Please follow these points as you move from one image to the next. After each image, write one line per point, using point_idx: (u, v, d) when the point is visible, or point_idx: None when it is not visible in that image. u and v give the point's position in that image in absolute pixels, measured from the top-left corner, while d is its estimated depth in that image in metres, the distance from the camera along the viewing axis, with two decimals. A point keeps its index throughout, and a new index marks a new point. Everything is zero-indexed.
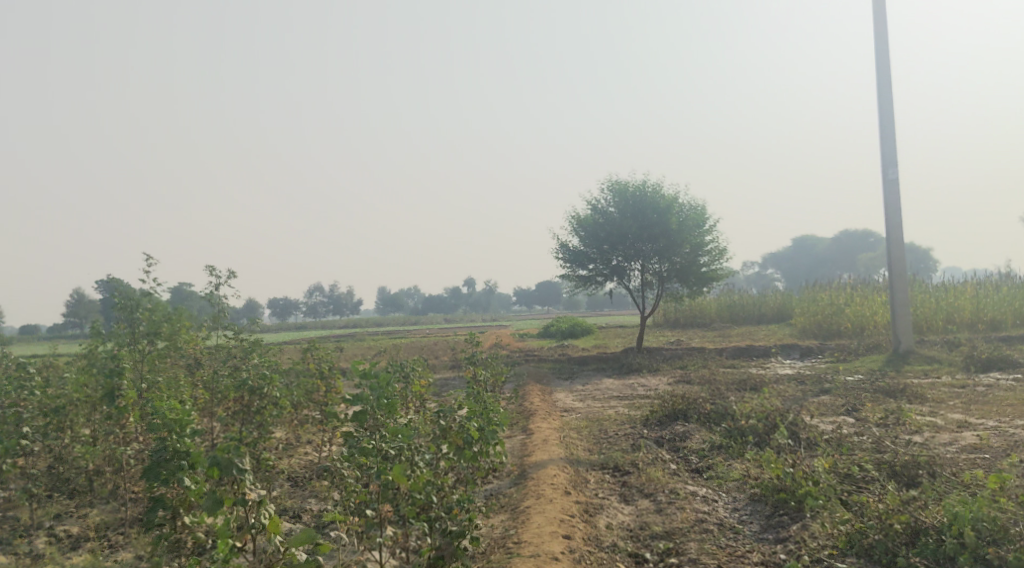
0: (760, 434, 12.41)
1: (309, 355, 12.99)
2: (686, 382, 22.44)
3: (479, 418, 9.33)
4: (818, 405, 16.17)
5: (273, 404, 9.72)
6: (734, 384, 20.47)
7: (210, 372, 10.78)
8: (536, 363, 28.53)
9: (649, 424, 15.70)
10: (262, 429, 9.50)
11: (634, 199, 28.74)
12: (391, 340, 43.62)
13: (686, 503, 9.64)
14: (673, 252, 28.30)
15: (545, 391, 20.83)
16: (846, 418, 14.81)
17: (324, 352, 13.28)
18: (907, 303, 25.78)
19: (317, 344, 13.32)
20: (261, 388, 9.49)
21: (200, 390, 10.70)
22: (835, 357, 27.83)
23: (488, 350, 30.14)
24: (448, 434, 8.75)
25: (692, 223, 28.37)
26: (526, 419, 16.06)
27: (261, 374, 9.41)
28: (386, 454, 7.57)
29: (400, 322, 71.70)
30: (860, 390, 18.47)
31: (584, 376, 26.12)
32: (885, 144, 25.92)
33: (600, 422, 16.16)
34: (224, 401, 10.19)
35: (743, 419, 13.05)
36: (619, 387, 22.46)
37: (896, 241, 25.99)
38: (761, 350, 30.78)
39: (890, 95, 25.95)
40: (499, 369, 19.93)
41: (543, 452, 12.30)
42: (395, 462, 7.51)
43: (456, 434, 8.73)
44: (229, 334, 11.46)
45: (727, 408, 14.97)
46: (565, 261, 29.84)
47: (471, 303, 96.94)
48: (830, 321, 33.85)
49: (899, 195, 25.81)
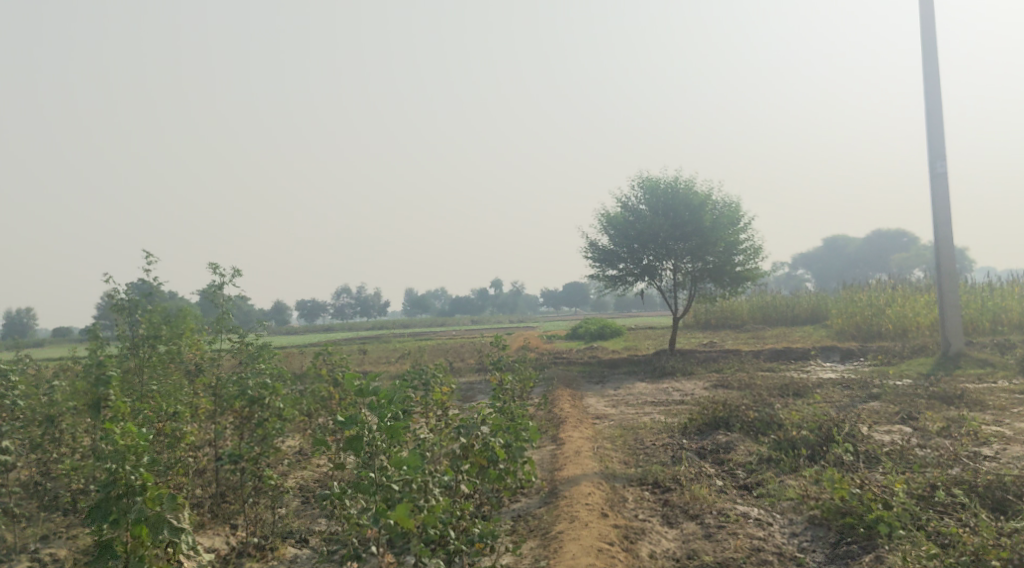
0: (815, 447, 11.33)
1: (321, 359, 12.38)
2: (723, 386, 21.33)
3: (505, 433, 8.38)
4: (870, 413, 15.03)
5: (277, 416, 8.79)
6: (776, 389, 19.34)
7: (213, 378, 9.81)
8: (565, 366, 27.52)
9: (687, 433, 14.66)
10: (267, 447, 8.53)
11: (666, 196, 27.64)
12: (415, 342, 42.84)
13: (739, 528, 8.57)
14: (706, 250, 27.16)
15: (575, 396, 19.81)
16: (903, 427, 13.67)
17: (338, 357, 12.47)
18: (956, 303, 24.44)
19: (331, 347, 12.66)
20: (263, 398, 8.59)
21: (201, 397, 9.78)
22: (879, 360, 26.54)
23: (514, 353, 29.17)
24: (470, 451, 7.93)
25: (726, 220, 27.20)
26: (556, 427, 15.09)
27: (262, 383, 8.51)
28: (389, 492, 6.64)
29: (426, 324, 71.10)
30: (913, 396, 17.28)
31: (615, 379, 25.08)
32: (933, 136, 24.59)
33: (636, 430, 15.13)
34: (228, 410, 9.25)
35: (793, 430, 11.92)
36: (652, 392, 21.39)
37: (945, 238, 24.65)
38: (799, 352, 29.54)
39: (938, 84, 24.63)
40: (526, 373, 18.98)
41: (576, 466, 11.31)
42: (400, 501, 6.59)
43: (479, 452, 7.96)
44: (234, 338, 10.49)
45: (773, 417, 13.88)
46: (594, 260, 28.80)
47: (498, 305, 96.16)
48: (870, 322, 32.48)
49: (947, 190, 24.47)
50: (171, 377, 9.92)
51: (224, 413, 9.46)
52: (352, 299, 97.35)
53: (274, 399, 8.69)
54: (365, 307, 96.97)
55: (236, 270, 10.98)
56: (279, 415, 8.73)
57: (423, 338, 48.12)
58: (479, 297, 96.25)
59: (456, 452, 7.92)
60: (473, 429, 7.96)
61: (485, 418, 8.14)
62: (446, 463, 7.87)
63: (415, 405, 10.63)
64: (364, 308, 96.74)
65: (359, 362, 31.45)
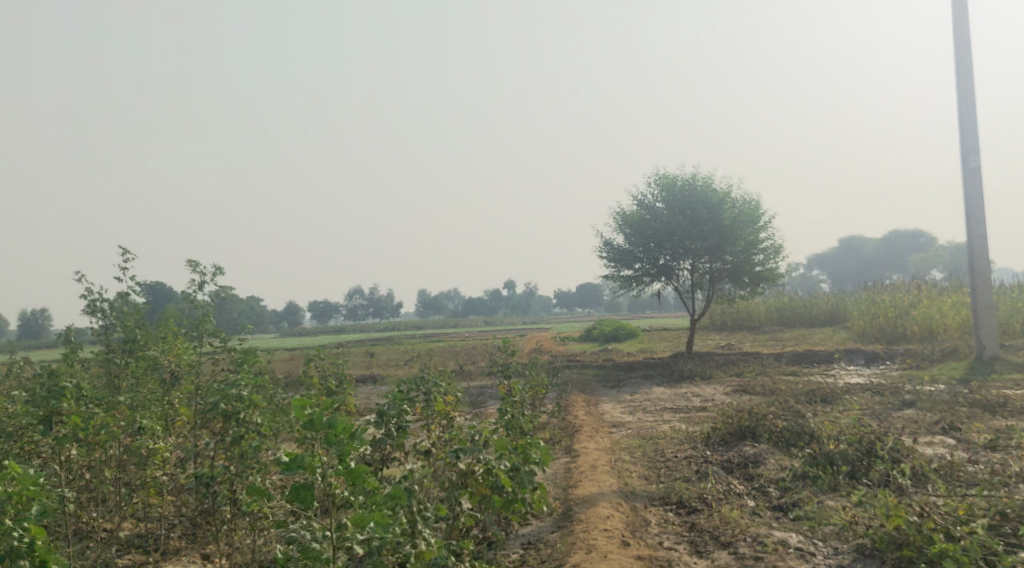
0: (857, 464, 10.28)
1: (311, 366, 11.50)
2: (745, 392, 20.30)
3: (513, 454, 7.47)
4: (908, 422, 13.97)
5: (256, 432, 7.80)
6: (802, 396, 18.26)
7: (192, 388, 8.87)
8: (580, 370, 26.52)
9: (711, 444, 13.66)
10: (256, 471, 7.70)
11: (683, 194, 26.60)
12: (425, 344, 41.90)
13: (779, 560, 7.62)
14: (725, 250, 26.11)
15: (589, 402, 18.82)
16: (947, 440, 12.56)
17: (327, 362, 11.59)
18: (991, 305, 23.25)
19: (322, 352, 11.77)
20: (238, 413, 7.58)
21: (177, 411, 8.88)
22: (907, 363, 25.39)
23: (526, 355, 28.20)
24: (469, 478, 7.12)
25: (747, 219, 26.12)
26: (570, 437, 14.13)
27: (239, 396, 7.59)
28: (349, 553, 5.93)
29: (439, 325, 70.26)
30: (951, 403, 16.19)
31: (632, 383, 24.07)
32: (965, 128, 23.45)
33: (656, 440, 14.13)
34: (206, 424, 8.30)
35: (831, 443, 10.84)
36: (671, 397, 20.37)
37: (978, 236, 23.47)
38: (822, 355, 28.40)
39: (971, 74, 23.49)
40: (538, 377, 18.05)
41: (592, 483, 10.35)
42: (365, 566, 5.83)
43: (482, 478, 7.14)
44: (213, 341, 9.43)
45: (805, 427, 12.85)
46: (609, 260, 27.78)
47: (510, 306, 95.18)
48: (894, 323, 31.26)
49: (980, 185, 23.31)
50: (147, 385, 9.07)
51: (202, 428, 8.55)
52: (364, 300, 96.74)
53: (252, 417, 7.67)
54: (377, 307, 96.29)
55: (217, 267, 10.12)
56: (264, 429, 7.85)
57: (433, 340, 47.19)
58: (492, 298, 95.28)
59: (456, 480, 7.06)
60: (474, 453, 7.11)
61: (488, 438, 7.30)
62: (444, 493, 7.03)
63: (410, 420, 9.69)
64: (376, 309, 96.03)
65: (368, 365, 30.59)
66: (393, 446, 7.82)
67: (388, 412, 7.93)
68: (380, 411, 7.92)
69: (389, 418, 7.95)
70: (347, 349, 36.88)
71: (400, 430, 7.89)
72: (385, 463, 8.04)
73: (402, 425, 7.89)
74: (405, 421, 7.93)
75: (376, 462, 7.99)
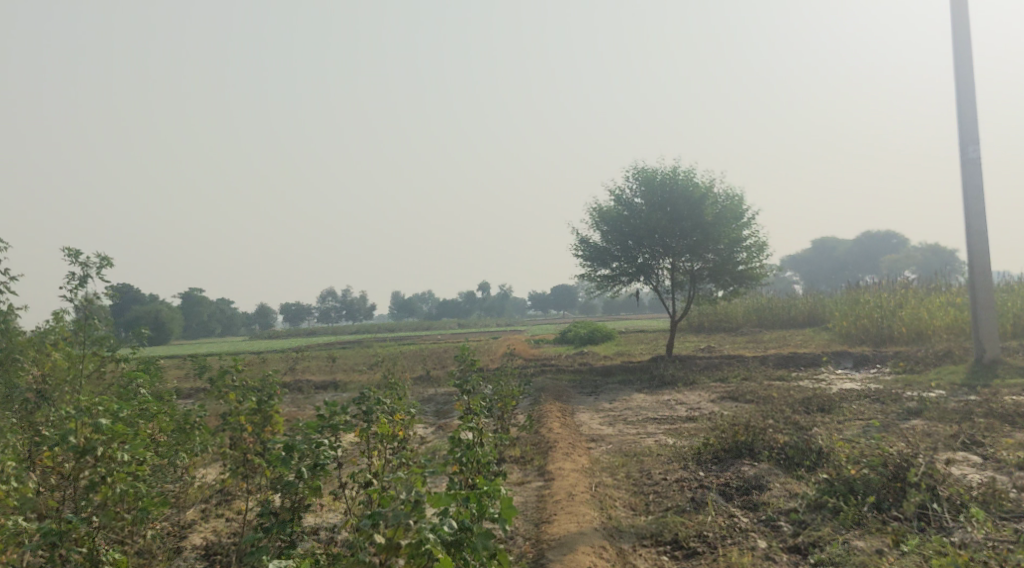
0: (888, 495, 8.58)
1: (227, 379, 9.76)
2: (733, 400, 18.69)
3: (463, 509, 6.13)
4: (923, 436, 12.39)
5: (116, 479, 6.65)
6: (798, 404, 16.67)
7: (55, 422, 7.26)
8: (554, 375, 24.81)
9: (703, 462, 12.05)
10: (146, 516, 6.87)
11: (663, 188, 24.97)
12: (394, 347, 39.94)
13: None
14: (706, 248, 24.52)
15: (565, 412, 17.16)
16: (971, 457, 10.96)
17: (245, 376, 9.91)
18: (991, 304, 21.74)
19: (239, 363, 10.01)
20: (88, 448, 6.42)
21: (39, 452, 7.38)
22: (900, 367, 23.92)
23: (497, 359, 26.48)
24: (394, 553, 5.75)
25: (730, 215, 24.54)
26: (543, 454, 12.47)
27: (95, 427, 6.50)
28: None
29: (411, 327, 68.43)
30: (963, 413, 14.64)
31: (610, 389, 22.38)
32: (964, 117, 22.05)
33: (640, 458, 12.48)
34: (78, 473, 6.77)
35: (850, 466, 9.24)
36: (653, 406, 18.68)
37: (978, 232, 21.98)
38: (809, 358, 26.91)
39: (970, 60, 22.09)
40: (508, 385, 16.36)
41: (570, 516, 8.80)
42: None
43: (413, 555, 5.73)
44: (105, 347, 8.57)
45: (811, 444, 11.37)
46: (585, 259, 26.09)
47: (483, 307, 93.30)
48: (880, 324, 29.86)
49: (980, 178, 21.86)
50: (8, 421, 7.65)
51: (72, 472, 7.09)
52: (337, 302, 94.66)
53: (118, 451, 6.72)
54: (350, 309, 94.14)
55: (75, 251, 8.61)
56: (130, 470, 6.90)
57: (404, 342, 45.31)
58: (466, 300, 93.48)
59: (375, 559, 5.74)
60: (400, 519, 5.76)
61: (422, 495, 5.92)
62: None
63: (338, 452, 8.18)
64: (348, 311, 93.94)
65: (330, 370, 28.57)
66: (309, 488, 6.58)
67: (301, 451, 6.71)
68: (290, 446, 6.69)
69: (307, 454, 6.76)
70: (310, 353, 34.82)
71: (318, 469, 6.66)
72: (304, 506, 6.87)
73: (321, 464, 6.67)
74: (323, 456, 6.74)
75: (292, 508, 6.83)
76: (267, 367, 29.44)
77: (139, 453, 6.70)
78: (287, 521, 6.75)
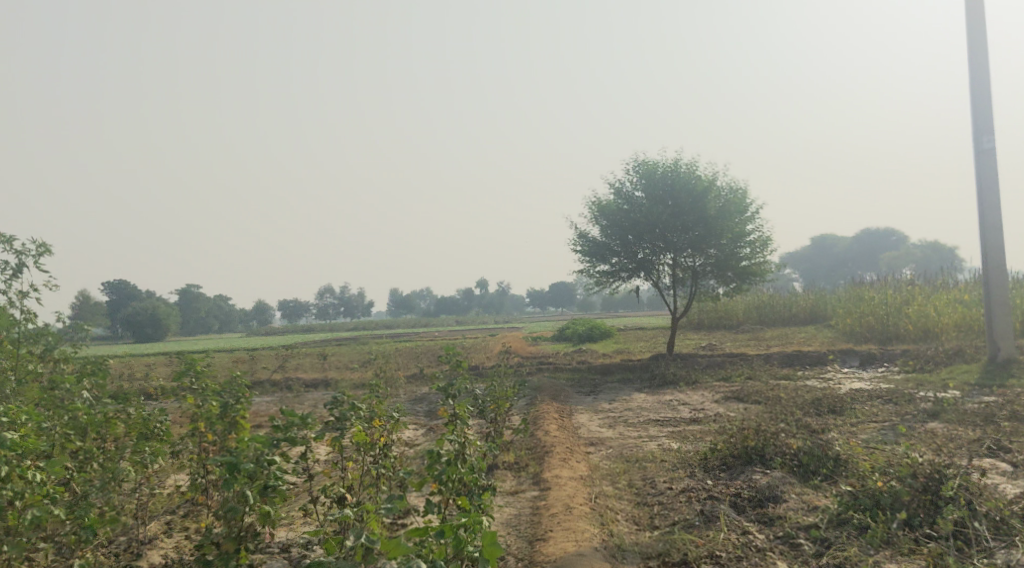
0: (919, 510, 7.79)
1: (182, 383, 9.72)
2: (739, 401, 17.85)
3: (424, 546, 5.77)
4: (946, 441, 11.54)
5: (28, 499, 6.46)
6: (807, 406, 15.82)
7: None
8: (552, 374, 23.94)
9: (711, 469, 11.21)
10: (90, 535, 6.94)
11: (665, 181, 24.11)
12: (390, 344, 39.08)
13: None
14: (708, 243, 23.68)
15: (562, 414, 16.35)
16: (999, 465, 10.11)
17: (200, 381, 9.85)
18: (1007, 301, 20.85)
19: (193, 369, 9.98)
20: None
21: None
22: (910, 366, 23.06)
23: (494, 358, 25.64)
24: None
25: (733, 209, 23.70)
26: (538, 460, 11.66)
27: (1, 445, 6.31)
28: None
29: (407, 325, 67.56)
30: (984, 415, 13.78)
31: (609, 389, 21.52)
32: (978, 106, 21.22)
33: (642, 464, 11.66)
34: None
35: (875, 476, 8.43)
36: (654, 406, 17.87)
37: (992, 226, 21.09)
38: (814, 357, 26.06)
39: (985, 47, 21.27)
40: (502, 385, 15.59)
41: (567, 534, 8.01)
42: None
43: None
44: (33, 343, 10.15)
45: (827, 450, 10.56)
46: (583, 254, 25.27)
47: (482, 305, 92.58)
48: (886, 322, 28.98)
49: (995, 169, 21.00)
50: None
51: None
52: (335, 299, 93.86)
53: (27, 473, 6.45)
54: (348, 307, 93.36)
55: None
56: (48, 492, 6.68)
57: (401, 340, 44.47)
58: (464, 297, 92.73)
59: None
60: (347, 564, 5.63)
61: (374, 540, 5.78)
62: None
63: (306, 465, 7.65)
64: (346, 308, 93.14)
65: (322, 368, 27.71)
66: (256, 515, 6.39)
67: (246, 473, 6.46)
68: (233, 468, 6.43)
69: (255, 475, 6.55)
70: (303, 350, 33.98)
71: (267, 492, 6.45)
72: (253, 534, 6.63)
73: (269, 485, 6.45)
74: (273, 478, 6.51)
75: (237, 537, 6.57)
76: (259, 364, 28.66)
77: (51, 472, 6.49)
78: (231, 552, 6.48)
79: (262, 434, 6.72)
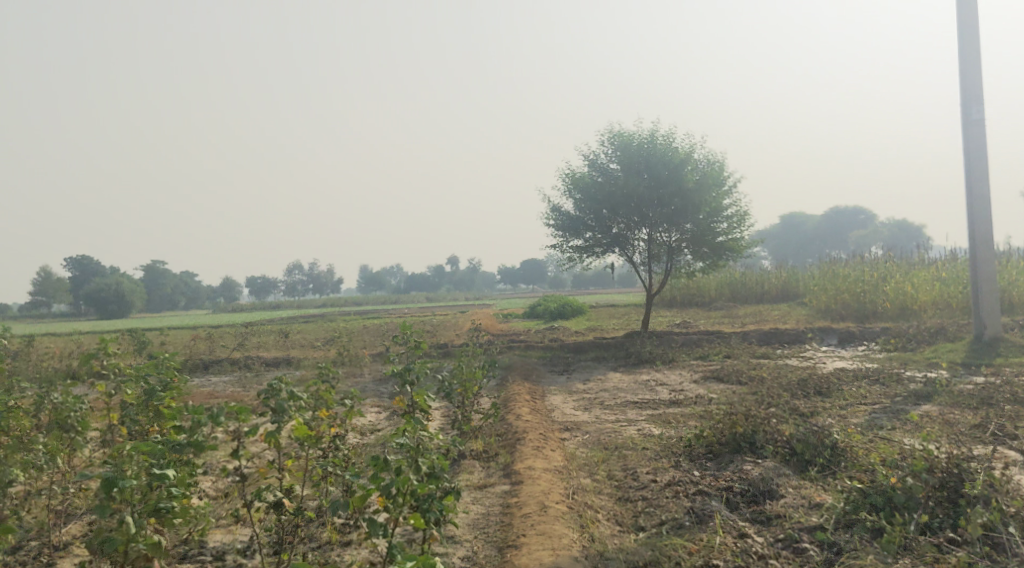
0: (937, 510, 6.99)
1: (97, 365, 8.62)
2: (720, 381, 16.97)
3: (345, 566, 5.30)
4: (947, 427, 10.71)
5: None
6: (792, 387, 14.96)
7: None
8: (523, 352, 22.96)
9: (697, 458, 10.28)
10: None
11: (642, 152, 23.08)
12: (358, 321, 37.83)
13: None
14: (684, 217, 22.74)
15: (535, 395, 15.36)
16: (1009, 454, 9.26)
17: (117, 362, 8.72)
18: (992, 277, 20.17)
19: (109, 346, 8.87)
20: None
21: None
22: (891, 345, 22.36)
23: (463, 336, 24.60)
24: None
25: (711, 182, 22.76)
26: (507, 448, 10.68)
27: None
28: None
29: (376, 302, 66.19)
30: (980, 397, 12.99)
31: (583, 369, 20.59)
32: (967, 74, 20.43)
33: (621, 452, 10.72)
34: None
35: (885, 470, 7.57)
36: (631, 387, 16.95)
37: (979, 199, 20.33)
38: (792, 335, 25.32)
39: (975, 14, 20.47)
40: (471, 365, 14.57)
41: (542, 542, 7.09)
42: None
43: None
44: None
45: (824, 439, 9.67)
46: (556, 229, 24.28)
47: (452, 281, 91.42)
48: (864, 299, 28.28)
49: (983, 141, 20.23)
50: None
51: None
52: (303, 275, 92.13)
53: None
54: (317, 283, 91.71)
55: None
56: None
57: (369, 317, 43.32)
58: (434, 274, 91.46)
59: None
60: None
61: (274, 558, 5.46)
62: None
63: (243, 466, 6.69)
64: (314, 285, 91.43)
65: (283, 346, 26.53)
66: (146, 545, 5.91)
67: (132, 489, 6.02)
68: (111, 485, 5.92)
69: (145, 495, 6.15)
70: (264, 327, 32.63)
71: (160, 512, 6.04)
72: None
73: (162, 505, 6.04)
74: (166, 497, 6.10)
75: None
76: (218, 342, 27.39)
77: None
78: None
79: (153, 444, 6.24)
